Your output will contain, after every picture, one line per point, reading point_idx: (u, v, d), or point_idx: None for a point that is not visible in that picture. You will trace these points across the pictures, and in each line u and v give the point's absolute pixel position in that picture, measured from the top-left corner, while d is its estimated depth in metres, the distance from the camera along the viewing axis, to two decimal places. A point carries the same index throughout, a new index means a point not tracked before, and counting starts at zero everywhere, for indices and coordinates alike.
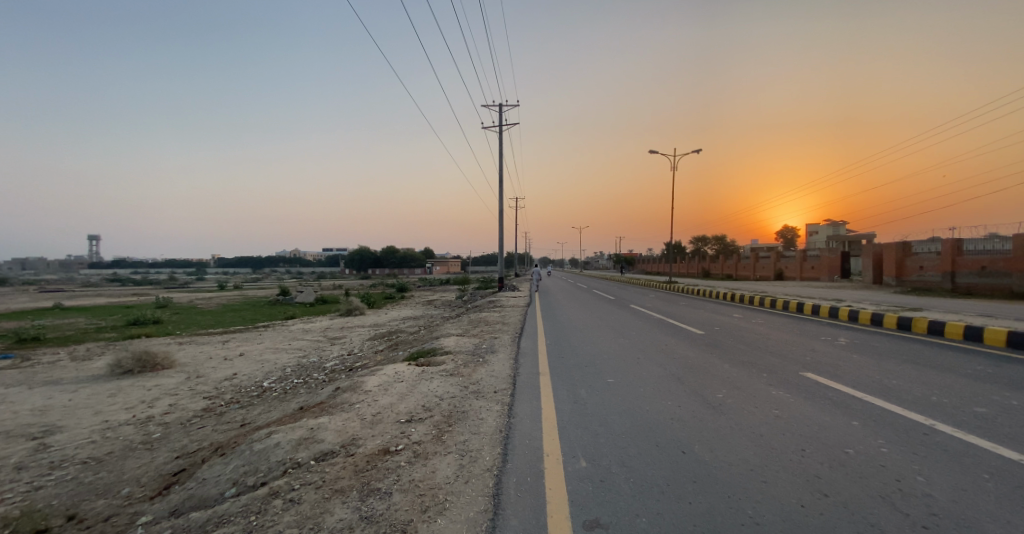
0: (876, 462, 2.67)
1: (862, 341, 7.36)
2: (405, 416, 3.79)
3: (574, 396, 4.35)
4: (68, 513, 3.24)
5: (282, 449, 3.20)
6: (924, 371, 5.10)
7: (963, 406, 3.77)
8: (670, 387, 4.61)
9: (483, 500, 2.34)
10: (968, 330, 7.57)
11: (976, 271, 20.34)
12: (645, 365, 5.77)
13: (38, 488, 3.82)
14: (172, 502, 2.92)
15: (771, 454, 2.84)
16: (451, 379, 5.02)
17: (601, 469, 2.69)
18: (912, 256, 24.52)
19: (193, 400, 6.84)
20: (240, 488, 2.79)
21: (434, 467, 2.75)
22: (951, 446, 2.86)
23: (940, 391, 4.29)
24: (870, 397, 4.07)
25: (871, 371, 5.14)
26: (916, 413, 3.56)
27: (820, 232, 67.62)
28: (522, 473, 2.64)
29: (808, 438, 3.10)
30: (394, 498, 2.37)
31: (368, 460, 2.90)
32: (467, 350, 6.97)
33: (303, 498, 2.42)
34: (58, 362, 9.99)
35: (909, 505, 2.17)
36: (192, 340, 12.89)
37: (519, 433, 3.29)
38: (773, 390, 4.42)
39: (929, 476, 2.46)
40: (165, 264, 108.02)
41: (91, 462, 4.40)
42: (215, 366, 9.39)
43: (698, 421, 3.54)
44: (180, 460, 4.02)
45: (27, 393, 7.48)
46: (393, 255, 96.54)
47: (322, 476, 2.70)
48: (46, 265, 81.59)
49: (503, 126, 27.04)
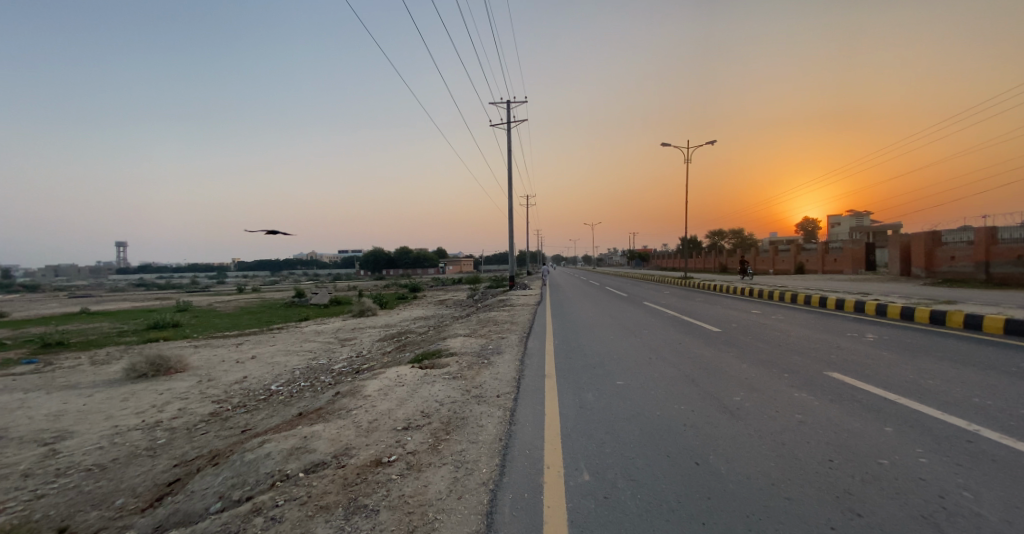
0: (915, 475, 2.39)
1: (892, 337, 6.96)
2: (401, 423, 3.63)
3: (580, 400, 4.14)
4: (59, 525, 3.19)
5: (272, 460, 3.07)
6: (962, 370, 4.72)
7: (1010, 409, 3.43)
8: (684, 390, 4.38)
9: (475, 518, 2.15)
10: (1008, 323, 7.07)
11: (1013, 260, 19.28)
12: (658, 366, 5.53)
13: (39, 497, 3.78)
14: (157, 518, 2.81)
15: (794, 466, 2.58)
16: (453, 382, 4.86)
17: (605, 484, 2.48)
18: (943, 246, 23.37)
19: (202, 404, 6.84)
20: (225, 503, 2.67)
21: (426, 481, 2.58)
22: (1000, 456, 2.56)
23: (983, 391, 3.94)
24: (902, 399, 3.75)
25: (903, 370, 4.80)
26: (955, 418, 3.24)
27: (842, 224, 65.15)
28: (519, 488, 2.44)
29: (836, 446, 2.83)
30: (381, 517, 2.19)
31: (358, 472, 2.74)
32: (473, 351, 6.81)
33: (286, 516, 2.28)
34: (78, 366, 10.21)
35: (955, 527, 1.89)
36: (208, 343, 13.08)
37: (519, 442, 3.11)
38: (795, 392, 4.15)
39: (978, 491, 2.18)
40: (187, 266, 110.74)
41: (95, 469, 4.37)
42: (227, 368, 9.51)
43: (712, 428, 3.30)
44: (178, 468, 3.96)
45: (44, 398, 7.61)
46: (405, 256, 97.60)
47: (308, 491, 2.55)
48: (76, 271, 85.41)
49: (510, 123, 26.77)
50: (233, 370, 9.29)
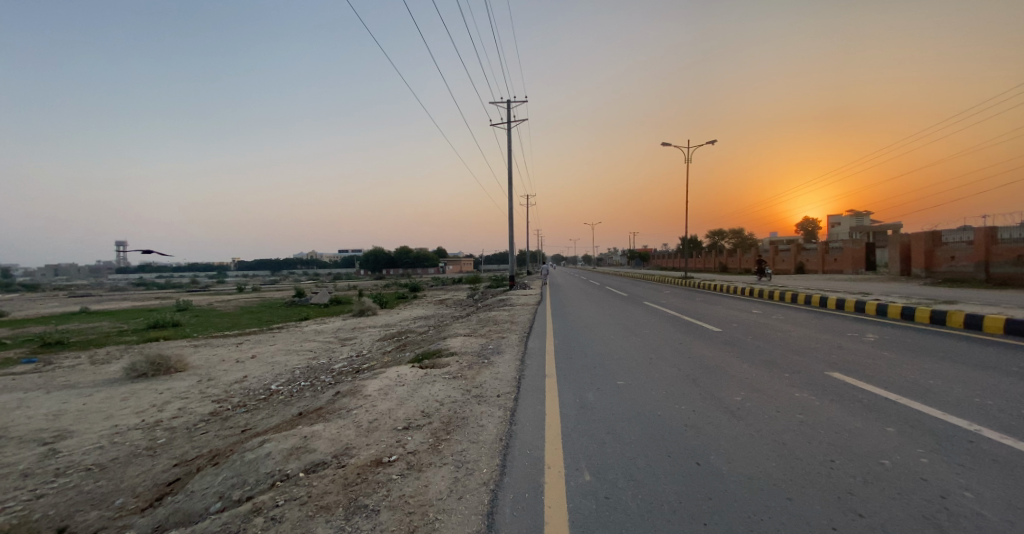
0: (917, 475, 2.38)
1: (892, 337, 6.96)
2: (402, 423, 3.63)
3: (580, 400, 4.13)
4: (59, 525, 3.19)
5: (272, 460, 3.07)
6: (963, 370, 4.71)
7: (1012, 409, 3.42)
8: (684, 389, 4.37)
9: (475, 519, 2.15)
10: (1008, 323, 7.07)
11: (1013, 260, 19.28)
12: (659, 365, 5.52)
13: (39, 497, 3.77)
14: (157, 518, 2.81)
15: (796, 466, 2.57)
16: (453, 382, 4.85)
17: (606, 484, 2.47)
18: (943, 246, 23.37)
19: (202, 403, 6.84)
20: (225, 503, 2.67)
21: (426, 481, 2.57)
22: (1002, 456, 2.55)
23: (984, 391, 3.93)
24: (903, 399, 3.75)
25: (904, 370, 4.80)
26: (956, 418, 3.23)
27: (842, 224, 65.13)
28: (520, 489, 2.43)
29: (837, 447, 2.82)
30: (381, 518, 2.18)
31: (358, 472, 2.74)
32: (473, 350, 6.80)
33: (286, 516, 2.27)
34: (78, 366, 10.20)
35: (957, 527, 1.88)
36: (208, 342, 13.07)
37: (520, 442, 3.10)
38: (796, 392, 4.14)
39: (980, 492, 2.17)
40: (187, 266, 110.47)
41: (94, 468, 4.36)
42: (227, 368, 9.49)
43: (713, 427, 3.30)
44: (178, 468, 3.95)
45: (43, 397, 7.60)
46: (406, 256, 97.51)
47: (308, 491, 2.54)
48: (77, 270, 85.46)
49: (510, 123, 26.66)
50: (233, 370, 9.27)
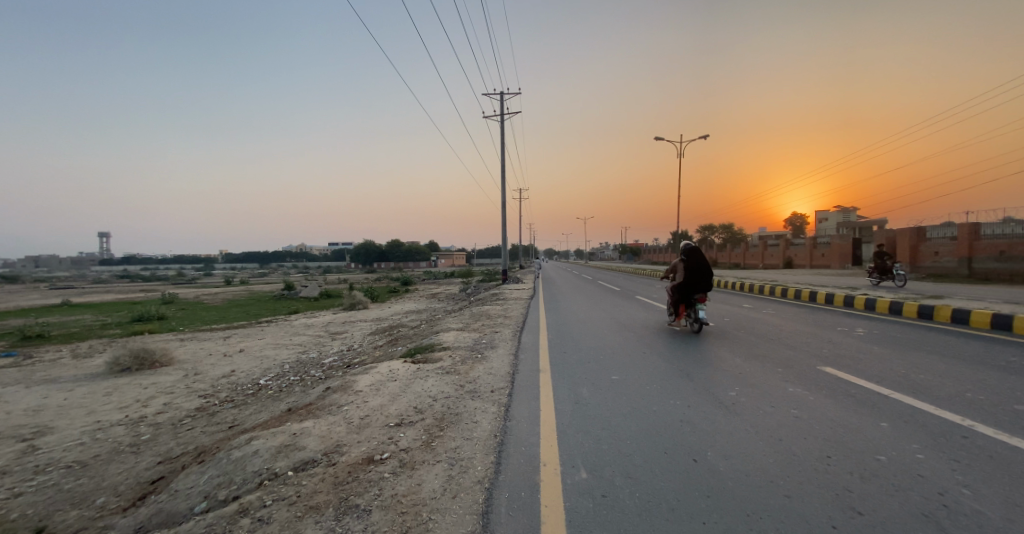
0: (914, 472, 2.38)
1: (882, 332, 7.03)
2: (394, 419, 3.56)
3: (575, 396, 4.10)
4: (37, 525, 3.07)
5: (260, 458, 2.98)
6: (953, 365, 4.77)
7: (1003, 404, 3.45)
8: (679, 385, 4.37)
9: (471, 519, 2.09)
10: (994, 318, 7.19)
11: (995, 256, 19.72)
12: (652, 361, 5.51)
13: (17, 495, 3.63)
14: (139, 518, 2.72)
15: (793, 463, 2.56)
16: (446, 377, 4.78)
17: (603, 482, 2.43)
18: (927, 242, 23.84)
19: (188, 399, 6.68)
20: (210, 504, 2.58)
21: (419, 479, 2.51)
22: (997, 452, 2.56)
23: (976, 386, 3.97)
24: (896, 394, 3.77)
25: (895, 364, 4.85)
26: (950, 414, 3.25)
27: (830, 220, 65.85)
28: (516, 487, 2.38)
29: (833, 443, 2.82)
30: (373, 518, 2.12)
31: (349, 471, 2.66)
32: (466, 345, 6.75)
33: (273, 518, 2.19)
34: (58, 360, 9.90)
35: (956, 524, 1.88)
36: (194, 336, 12.83)
37: (515, 439, 3.06)
38: (790, 387, 4.15)
39: (977, 490, 2.16)
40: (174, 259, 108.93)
41: (76, 466, 4.23)
42: (214, 362, 9.29)
43: (710, 424, 3.28)
44: (163, 466, 3.84)
45: (22, 393, 7.36)
46: (398, 251, 95.54)
47: (297, 490, 2.46)
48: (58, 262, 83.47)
49: (503, 115, 26.66)
50: (220, 364, 9.07)
